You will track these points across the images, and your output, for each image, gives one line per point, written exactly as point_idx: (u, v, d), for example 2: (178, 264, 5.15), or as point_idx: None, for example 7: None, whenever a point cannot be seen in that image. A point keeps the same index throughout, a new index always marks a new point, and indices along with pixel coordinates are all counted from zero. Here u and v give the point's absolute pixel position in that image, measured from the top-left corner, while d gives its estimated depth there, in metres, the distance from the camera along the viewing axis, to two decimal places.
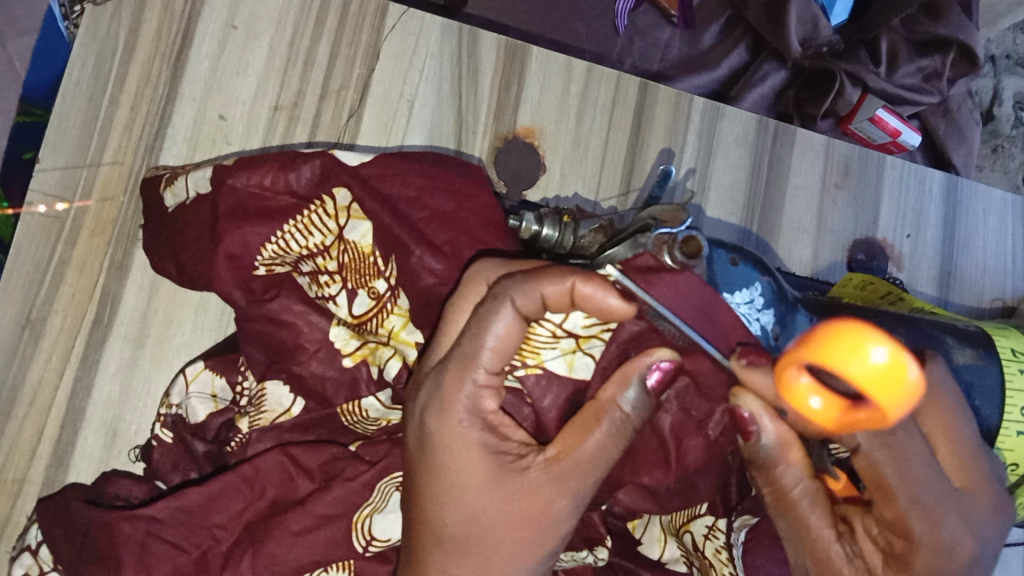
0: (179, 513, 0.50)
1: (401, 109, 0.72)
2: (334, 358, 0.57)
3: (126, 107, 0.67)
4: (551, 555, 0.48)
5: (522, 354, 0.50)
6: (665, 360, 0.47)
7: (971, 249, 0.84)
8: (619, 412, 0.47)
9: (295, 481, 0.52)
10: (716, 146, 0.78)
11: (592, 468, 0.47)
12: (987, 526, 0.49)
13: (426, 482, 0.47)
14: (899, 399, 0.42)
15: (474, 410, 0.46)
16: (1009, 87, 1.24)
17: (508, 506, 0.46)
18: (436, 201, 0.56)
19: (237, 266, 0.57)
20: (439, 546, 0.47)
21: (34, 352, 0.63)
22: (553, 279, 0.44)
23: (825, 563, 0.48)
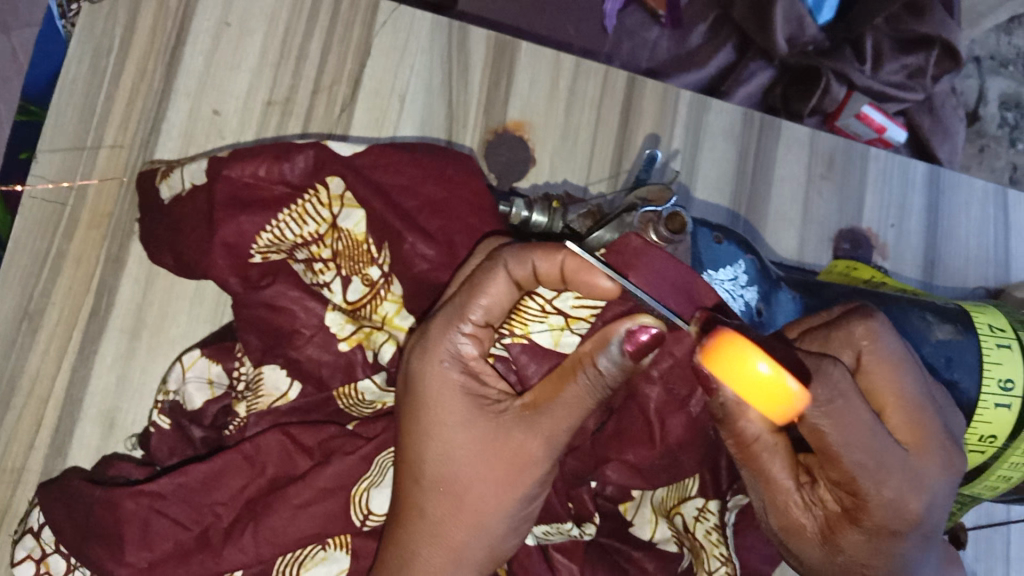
0: (181, 489, 0.51)
1: (393, 104, 0.73)
2: (330, 343, 0.57)
3: (122, 103, 0.68)
4: (527, 502, 0.48)
5: (511, 323, 0.51)
6: (655, 327, 0.45)
7: (954, 238, 0.85)
8: (594, 370, 0.45)
9: (294, 459, 0.53)
10: (703, 138, 0.80)
11: (569, 418, 0.47)
12: (936, 484, 0.49)
13: (408, 422, 0.48)
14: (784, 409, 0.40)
15: (456, 356, 0.47)
16: (994, 87, 1.26)
17: (482, 448, 0.47)
18: (428, 189, 0.57)
19: (234, 254, 0.57)
20: (417, 486, 0.47)
21: (33, 343, 0.64)
22: (545, 252, 0.45)
23: (785, 513, 0.51)
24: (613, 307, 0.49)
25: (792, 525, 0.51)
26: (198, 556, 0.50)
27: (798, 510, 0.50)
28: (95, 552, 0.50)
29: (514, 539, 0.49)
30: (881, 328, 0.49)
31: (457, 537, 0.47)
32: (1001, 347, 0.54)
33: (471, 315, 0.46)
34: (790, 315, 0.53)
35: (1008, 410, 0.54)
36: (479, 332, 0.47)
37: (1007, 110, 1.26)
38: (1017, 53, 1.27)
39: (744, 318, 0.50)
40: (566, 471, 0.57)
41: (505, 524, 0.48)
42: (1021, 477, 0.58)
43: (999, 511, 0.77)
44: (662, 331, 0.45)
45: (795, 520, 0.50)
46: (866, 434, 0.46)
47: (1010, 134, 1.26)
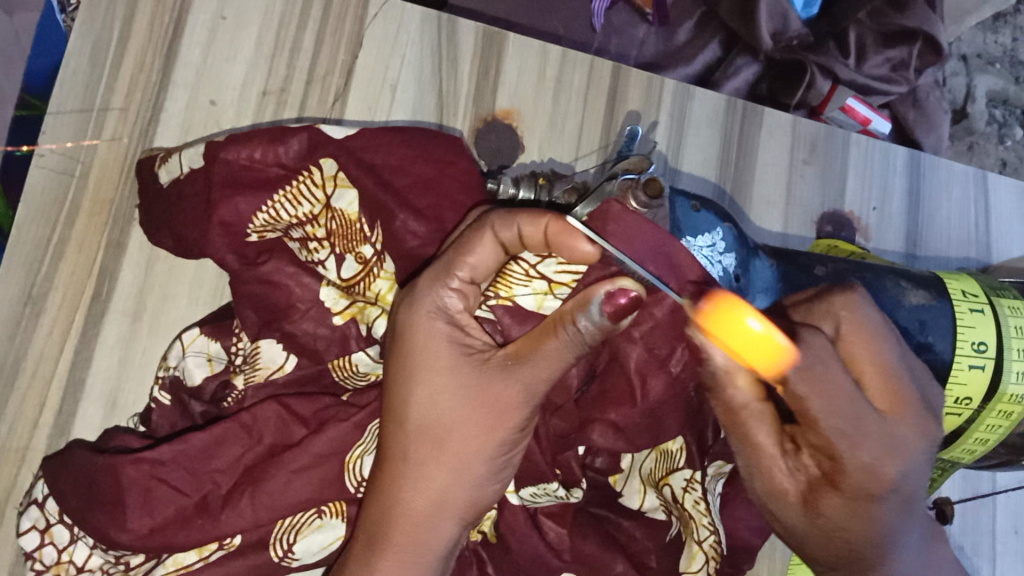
0: (182, 457, 0.54)
1: (385, 93, 0.75)
2: (325, 317, 0.59)
3: (120, 95, 0.70)
4: (506, 447, 0.51)
5: (496, 286, 0.53)
6: (633, 291, 0.47)
7: (936, 220, 0.87)
8: (574, 328, 0.48)
9: (291, 427, 0.56)
10: (687, 124, 0.82)
11: (548, 369, 0.50)
12: (916, 451, 0.50)
13: (395, 371, 0.51)
14: (772, 363, 0.47)
15: (442, 310, 0.50)
16: (981, 85, 1.28)
17: (464, 394, 0.50)
18: (418, 168, 0.59)
19: (231, 232, 0.60)
20: (402, 431, 0.51)
21: (36, 326, 0.66)
22: (530, 217, 0.48)
23: (770, 478, 0.52)
24: (596, 271, 0.52)
25: (778, 493, 0.52)
26: (198, 520, 0.53)
27: (782, 476, 0.52)
28: (97, 518, 0.54)
29: (494, 484, 0.52)
30: (862, 301, 0.52)
31: (438, 478, 0.50)
32: (974, 311, 0.56)
33: (457, 272, 0.49)
34: (768, 281, 0.55)
35: (983, 372, 0.55)
36: (466, 288, 0.50)
37: (995, 108, 1.29)
38: (1004, 51, 1.30)
39: (723, 283, 0.52)
40: (551, 431, 0.59)
41: (484, 467, 0.51)
42: (999, 439, 0.59)
43: (984, 481, 0.79)
44: (640, 295, 0.48)
45: (779, 485, 0.52)
46: (842, 399, 0.48)
47: (999, 130, 1.29)
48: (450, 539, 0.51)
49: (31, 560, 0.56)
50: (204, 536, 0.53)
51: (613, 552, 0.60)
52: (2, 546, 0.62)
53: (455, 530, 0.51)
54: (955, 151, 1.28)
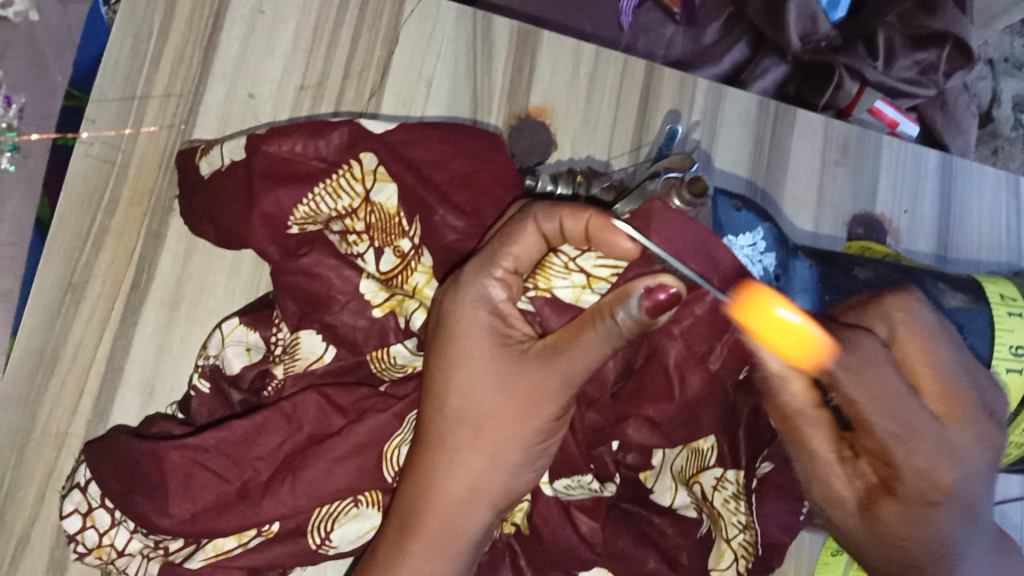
0: (224, 445, 0.55)
1: (420, 89, 0.75)
2: (364, 309, 0.60)
3: (161, 87, 0.71)
4: (541, 436, 0.51)
5: (535, 277, 0.54)
6: (672, 286, 0.47)
7: (966, 224, 0.87)
8: (612, 321, 0.48)
9: (330, 417, 0.56)
10: (720, 123, 0.82)
11: (587, 360, 0.50)
12: (973, 456, 0.50)
13: (434, 358, 0.52)
14: (807, 354, 0.48)
15: (485, 298, 0.51)
16: (1009, 89, 1.28)
17: (502, 382, 0.51)
18: (457, 164, 0.60)
19: (271, 225, 0.60)
20: (439, 416, 0.51)
21: (76, 313, 0.67)
22: (571, 211, 0.50)
23: (827, 485, 0.52)
24: (637, 267, 0.52)
25: (835, 500, 0.52)
26: (238, 508, 0.54)
27: (839, 483, 0.52)
28: (140, 503, 0.54)
29: (528, 473, 0.52)
30: (916, 303, 0.52)
31: (473, 464, 0.51)
32: (1014, 315, 0.55)
33: (501, 261, 0.50)
34: (809, 282, 0.54)
35: (1020, 375, 0.55)
36: (508, 278, 0.51)
37: (1020, 112, 1.27)
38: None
39: (764, 282, 0.53)
40: (587, 425, 0.59)
41: (519, 455, 0.51)
42: None
43: (1013, 486, 0.79)
44: (681, 292, 0.48)
45: (836, 491, 0.52)
46: (899, 403, 0.49)
47: None
48: (481, 526, 0.52)
49: (73, 542, 0.57)
50: (243, 521, 0.54)
51: (645, 548, 0.61)
52: (42, 529, 0.63)
53: (487, 518, 0.52)
54: (981, 155, 1.27)
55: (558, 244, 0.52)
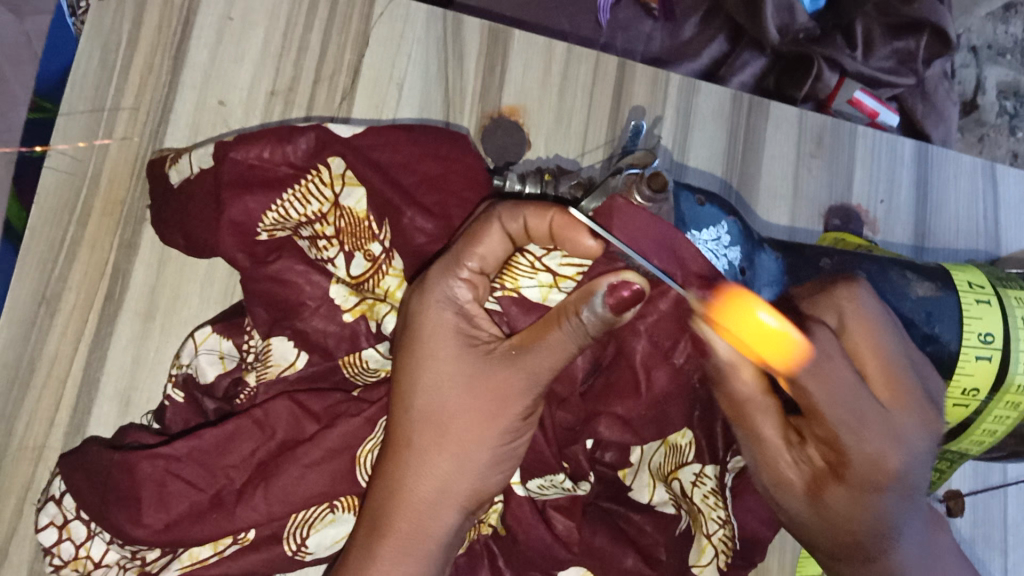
0: (196, 453, 0.56)
1: (391, 91, 0.75)
2: (335, 314, 0.60)
3: (130, 96, 0.71)
4: (508, 435, 0.52)
5: (502, 277, 0.54)
6: (635, 284, 0.48)
7: (943, 212, 0.87)
8: (578, 320, 0.49)
9: (303, 423, 0.57)
10: (693, 119, 0.82)
11: (553, 359, 0.51)
12: (914, 442, 0.52)
13: (403, 358, 0.53)
14: (787, 358, 0.48)
15: (451, 299, 0.51)
16: (992, 77, 1.27)
17: (468, 382, 0.52)
18: (424, 166, 0.61)
19: (241, 232, 0.60)
20: (406, 416, 0.52)
21: (50, 325, 0.67)
22: (536, 209, 0.50)
23: (775, 469, 0.54)
24: (602, 265, 0.53)
25: (784, 483, 0.54)
26: (213, 515, 0.54)
27: (787, 467, 0.54)
28: (114, 513, 0.55)
29: (495, 472, 0.53)
30: (864, 294, 0.52)
31: (439, 462, 0.52)
32: (981, 302, 0.56)
33: (467, 262, 0.51)
34: (774, 274, 0.55)
35: (990, 363, 0.55)
36: (474, 278, 0.52)
37: (1006, 99, 1.27)
38: (1014, 41, 1.28)
39: (728, 276, 0.52)
40: (558, 423, 0.59)
41: (485, 454, 0.52)
42: (1007, 432, 0.58)
43: (996, 473, 0.80)
44: (643, 289, 0.49)
45: (785, 475, 0.54)
46: (845, 390, 0.49)
47: (1010, 122, 1.28)
48: (450, 526, 0.53)
49: (48, 556, 0.57)
50: (218, 529, 0.54)
51: (622, 546, 0.61)
52: (21, 542, 0.63)
53: (456, 517, 0.53)
54: (965, 143, 1.27)
55: (523, 243, 0.53)
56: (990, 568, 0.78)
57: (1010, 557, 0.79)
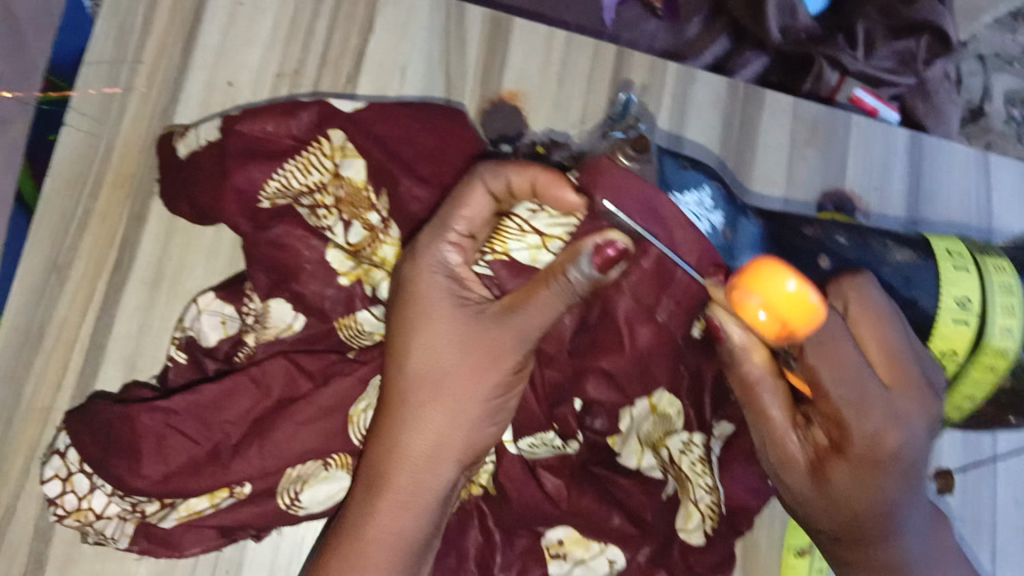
0: (194, 406, 0.59)
1: (395, 75, 0.78)
2: (331, 276, 0.63)
3: (144, 75, 0.74)
4: (500, 391, 0.55)
5: (492, 241, 0.56)
6: (619, 243, 0.49)
7: (937, 201, 0.88)
8: (565, 279, 0.51)
9: (297, 381, 0.61)
10: (689, 106, 0.84)
11: (542, 317, 0.53)
12: (915, 427, 0.53)
13: (398, 319, 0.55)
14: (809, 320, 0.47)
15: (443, 263, 0.53)
16: (999, 84, 1.28)
17: (460, 342, 0.54)
18: (422, 139, 0.63)
19: (243, 200, 0.63)
20: (403, 376, 0.54)
21: (60, 293, 0.70)
22: (516, 167, 0.52)
23: (783, 449, 0.55)
24: (590, 223, 0.53)
25: (789, 462, 0.56)
26: (209, 468, 0.59)
27: (793, 446, 0.55)
28: (114, 464, 0.58)
29: (490, 426, 0.55)
30: (870, 286, 0.54)
31: (434, 419, 0.54)
32: (958, 270, 0.58)
33: (454, 225, 0.53)
34: (756, 241, 0.56)
35: (966, 328, 0.57)
36: (463, 242, 0.53)
37: (1012, 107, 1.28)
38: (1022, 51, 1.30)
39: (711, 239, 0.54)
40: (547, 380, 0.62)
41: (478, 410, 0.54)
42: (986, 396, 0.61)
43: (985, 448, 0.81)
44: (627, 247, 0.50)
45: (790, 454, 0.55)
46: (854, 371, 0.51)
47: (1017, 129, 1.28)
48: (448, 481, 0.55)
49: (53, 506, 0.60)
50: (214, 481, 0.58)
51: (607, 506, 0.63)
52: (27, 498, 0.65)
53: (453, 473, 0.55)
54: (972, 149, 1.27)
55: (510, 206, 0.55)
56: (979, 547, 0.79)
57: (999, 538, 0.80)
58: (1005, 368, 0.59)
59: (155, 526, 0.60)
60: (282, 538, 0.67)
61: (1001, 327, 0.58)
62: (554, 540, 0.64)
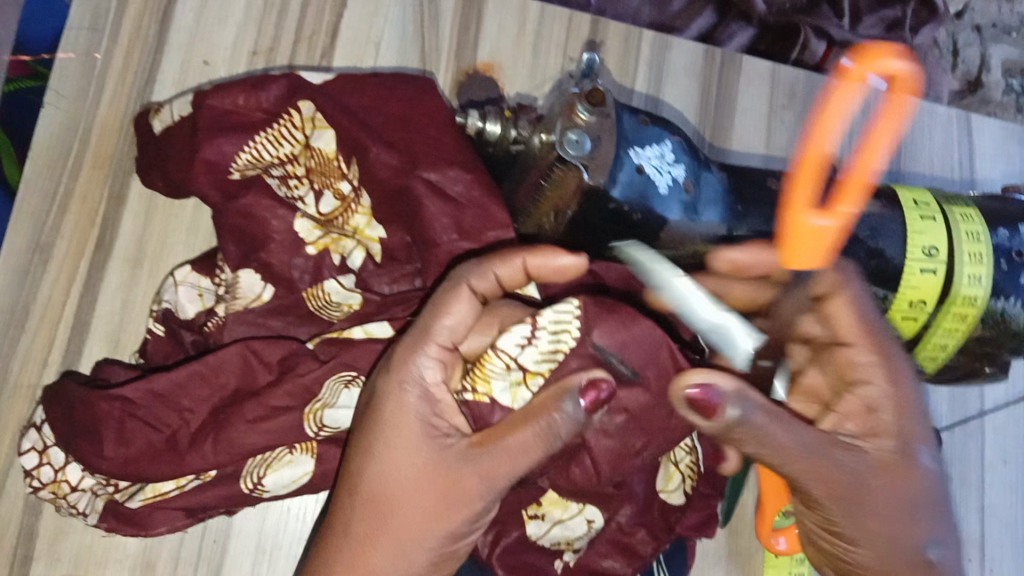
0: (151, 395, 0.60)
1: (370, 49, 0.78)
2: (299, 247, 0.65)
3: (119, 57, 0.75)
4: (447, 546, 0.52)
5: (475, 379, 0.56)
6: (607, 387, 0.52)
7: (920, 160, 0.83)
8: (552, 416, 0.51)
9: (255, 373, 0.62)
10: (666, 74, 0.83)
11: (507, 465, 0.51)
12: (924, 455, 0.56)
13: (361, 436, 0.52)
14: (809, 248, 0.47)
15: (420, 386, 0.52)
16: (997, 54, 1.24)
17: (420, 471, 0.51)
18: (390, 108, 0.64)
19: (214, 171, 0.64)
20: (353, 497, 0.52)
21: (44, 274, 0.70)
22: (503, 263, 0.56)
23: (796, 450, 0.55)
24: (576, 355, 0.57)
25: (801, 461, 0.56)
26: (167, 456, 0.60)
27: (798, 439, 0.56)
28: (79, 447, 0.60)
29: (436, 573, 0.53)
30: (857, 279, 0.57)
31: (373, 553, 0.51)
32: (924, 219, 0.59)
33: (436, 337, 0.52)
34: (718, 193, 0.58)
35: (934, 275, 0.59)
36: (444, 356, 0.53)
37: (1012, 78, 1.24)
38: (1021, 19, 1.25)
39: (673, 192, 0.54)
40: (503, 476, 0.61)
41: (423, 559, 0.51)
42: (957, 345, 0.62)
43: (973, 403, 0.80)
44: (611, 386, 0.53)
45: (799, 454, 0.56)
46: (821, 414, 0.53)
47: (1018, 100, 1.23)
48: None
49: (29, 479, 0.62)
50: (172, 470, 0.59)
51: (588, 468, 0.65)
52: (14, 479, 0.65)
53: None
54: None
55: (499, 340, 0.55)
56: (968, 507, 0.78)
57: (987, 496, 0.79)
58: (980, 314, 0.60)
59: (124, 505, 0.62)
60: (268, 509, 0.68)
61: (969, 275, 0.59)
62: (534, 502, 0.64)
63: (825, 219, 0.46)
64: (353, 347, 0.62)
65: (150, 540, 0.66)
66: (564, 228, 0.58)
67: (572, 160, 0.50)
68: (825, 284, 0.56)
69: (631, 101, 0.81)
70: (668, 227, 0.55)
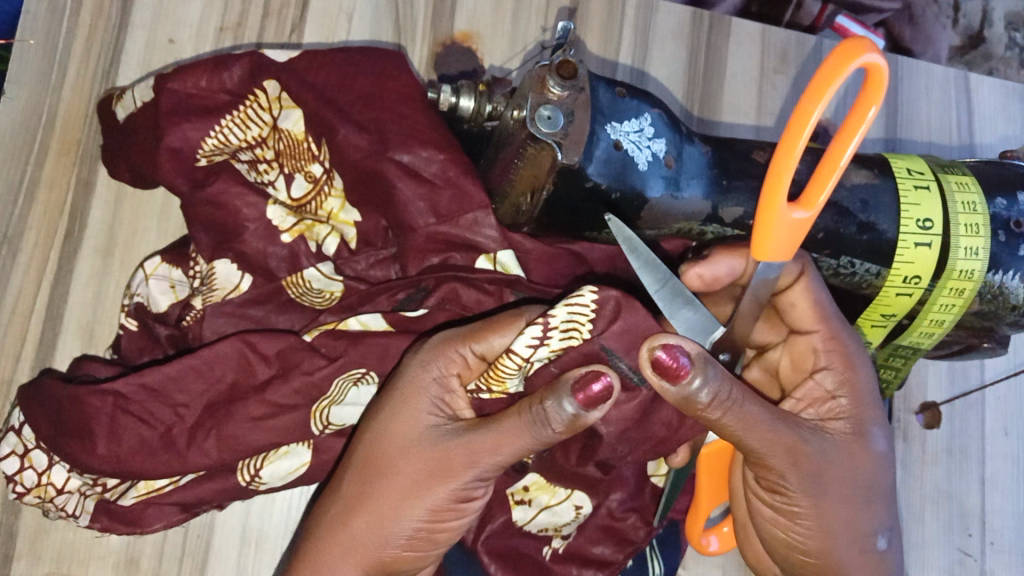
0: (143, 390, 0.58)
1: (341, 21, 0.75)
2: (274, 235, 0.63)
3: (82, 38, 0.72)
4: (430, 523, 0.50)
5: (490, 382, 0.53)
6: (602, 380, 0.47)
7: (915, 125, 0.80)
8: (541, 407, 0.48)
9: (253, 367, 0.59)
10: (652, 38, 0.80)
11: (498, 443, 0.49)
12: (877, 437, 0.55)
13: (371, 412, 0.53)
14: (786, 248, 0.49)
15: (440, 379, 0.52)
16: (999, 8, 1.20)
17: (414, 442, 0.50)
18: (359, 85, 0.62)
19: (179, 159, 0.63)
20: (350, 467, 0.51)
21: (13, 265, 0.67)
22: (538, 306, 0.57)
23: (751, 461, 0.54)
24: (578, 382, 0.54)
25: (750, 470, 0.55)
26: (163, 454, 0.58)
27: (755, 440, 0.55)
28: (67, 444, 0.58)
29: (416, 551, 0.51)
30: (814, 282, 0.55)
31: (358, 522, 0.50)
32: (918, 189, 0.57)
33: (473, 342, 0.53)
34: (701, 167, 0.56)
35: (929, 249, 0.57)
36: (472, 363, 0.54)
37: (1013, 31, 1.20)
38: None
39: (653, 168, 0.52)
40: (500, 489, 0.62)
41: (406, 533, 0.50)
42: (954, 321, 0.60)
43: (974, 376, 0.78)
44: (614, 383, 0.48)
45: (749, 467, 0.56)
46: (765, 422, 0.50)
47: (1020, 55, 1.20)
48: None
49: (12, 484, 0.60)
50: (167, 469, 0.58)
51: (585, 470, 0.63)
52: None
53: None
54: None
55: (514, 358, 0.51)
56: (967, 477, 0.76)
57: (987, 467, 0.77)
58: (974, 291, 0.58)
59: (115, 503, 0.61)
60: (252, 505, 0.66)
61: (966, 248, 0.56)
62: (520, 488, 0.63)
63: (801, 211, 0.48)
64: (362, 344, 0.59)
65: (133, 537, 0.64)
66: (538, 215, 0.54)
67: (544, 137, 0.47)
68: (806, 310, 0.56)
69: (613, 72, 0.78)
70: (649, 206, 0.53)
